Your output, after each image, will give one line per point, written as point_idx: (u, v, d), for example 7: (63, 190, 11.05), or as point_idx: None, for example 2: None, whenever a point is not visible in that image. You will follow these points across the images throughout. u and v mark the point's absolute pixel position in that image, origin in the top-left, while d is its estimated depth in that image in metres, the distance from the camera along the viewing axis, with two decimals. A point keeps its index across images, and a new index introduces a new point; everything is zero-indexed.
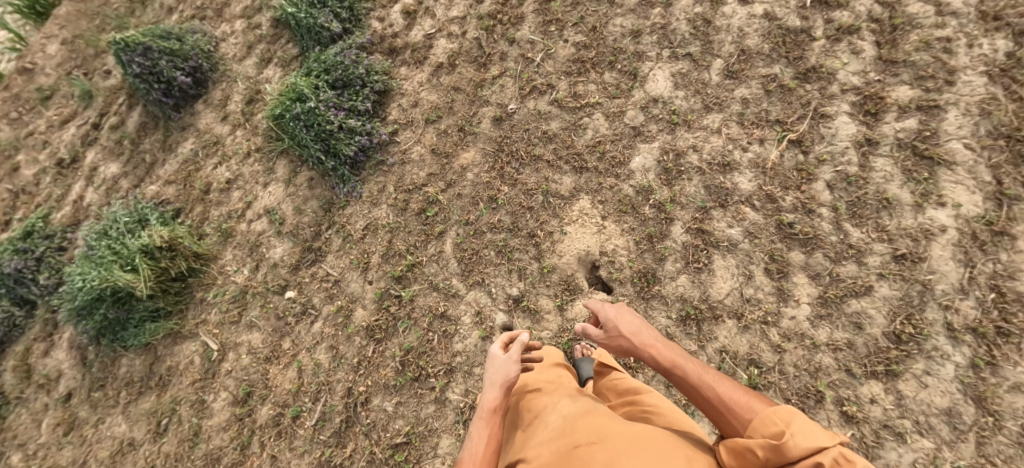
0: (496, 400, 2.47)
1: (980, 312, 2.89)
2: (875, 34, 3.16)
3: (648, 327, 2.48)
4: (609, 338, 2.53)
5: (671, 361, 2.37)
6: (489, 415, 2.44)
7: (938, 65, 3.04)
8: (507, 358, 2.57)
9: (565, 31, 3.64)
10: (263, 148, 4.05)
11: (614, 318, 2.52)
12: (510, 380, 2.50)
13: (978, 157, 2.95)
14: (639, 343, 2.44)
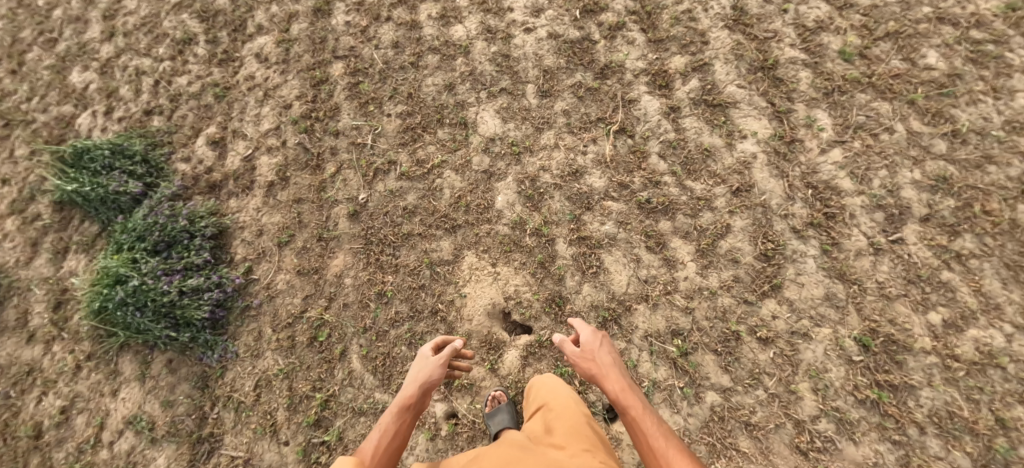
0: (412, 397, 2.79)
1: (809, 208, 3.47)
2: (637, 23, 3.84)
3: (620, 365, 2.82)
4: (581, 356, 2.85)
5: (629, 399, 2.65)
6: (402, 409, 2.75)
7: (692, 33, 3.78)
8: (433, 362, 2.93)
9: (384, 106, 3.84)
10: (96, 352, 3.61)
11: (592, 342, 2.87)
12: (430, 383, 2.84)
13: (750, 91, 3.67)
14: (607, 371, 2.76)
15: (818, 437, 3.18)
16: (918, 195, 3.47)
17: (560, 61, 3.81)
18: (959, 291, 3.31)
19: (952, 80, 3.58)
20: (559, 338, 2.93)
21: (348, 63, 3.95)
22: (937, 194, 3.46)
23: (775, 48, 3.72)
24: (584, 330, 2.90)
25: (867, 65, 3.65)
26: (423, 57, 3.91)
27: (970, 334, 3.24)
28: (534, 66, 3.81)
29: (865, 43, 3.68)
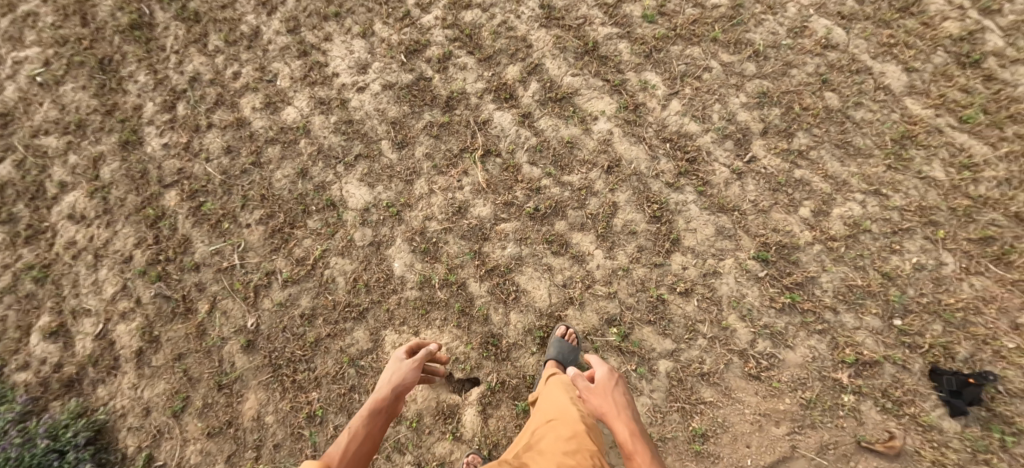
0: (385, 399, 2.87)
1: (674, 161, 3.72)
2: (462, 48, 4.12)
3: (630, 405, 2.90)
4: (592, 390, 2.96)
5: (636, 444, 2.72)
6: (375, 412, 2.82)
7: (515, 42, 4.11)
8: (408, 364, 3.01)
9: (239, 218, 3.59)
10: None
11: (606, 380, 2.97)
12: (405, 384, 2.94)
13: (585, 76, 4.00)
14: (618, 412, 2.83)
15: (762, 357, 3.35)
16: (750, 113, 3.94)
17: (404, 108, 3.87)
18: (814, 182, 3.74)
19: (736, 11, 4.21)
20: (573, 372, 3.05)
21: (181, 187, 3.64)
22: (764, 106, 3.96)
23: (590, 30, 4.16)
24: (600, 367, 3.00)
25: (669, 20, 4.20)
26: (263, 152, 3.71)
27: (835, 214, 3.66)
28: (381, 121, 3.80)
29: (658, 3, 4.22)
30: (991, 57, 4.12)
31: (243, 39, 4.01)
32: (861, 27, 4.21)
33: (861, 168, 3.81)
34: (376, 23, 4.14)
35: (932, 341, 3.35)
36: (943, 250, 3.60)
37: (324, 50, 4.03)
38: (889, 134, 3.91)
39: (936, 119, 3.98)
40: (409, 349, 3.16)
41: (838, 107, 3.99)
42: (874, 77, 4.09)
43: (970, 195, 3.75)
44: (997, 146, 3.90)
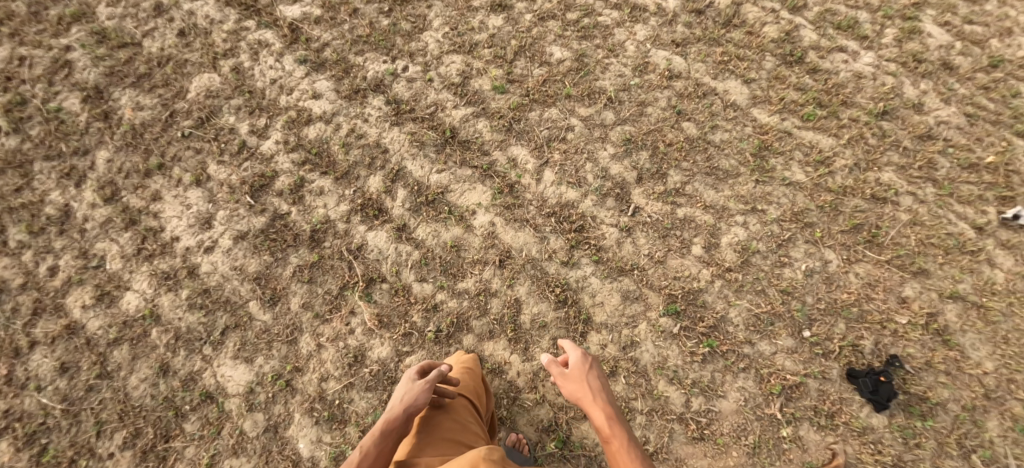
0: (396, 420, 2.67)
1: (563, 234, 3.64)
2: (314, 169, 3.87)
3: (606, 387, 2.92)
4: (566, 377, 2.96)
5: (613, 429, 2.74)
6: (386, 433, 2.65)
7: (369, 149, 3.92)
8: (420, 385, 2.77)
9: (99, 444, 3.33)
10: None
11: (580, 366, 2.95)
12: (417, 406, 2.70)
13: (452, 168, 3.84)
14: (593, 398, 2.84)
15: (699, 415, 3.36)
16: (621, 164, 3.92)
17: (265, 257, 3.59)
18: (697, 217, 3.79)
19: (580, 62, 4.33)
20: (546, 359, 3.01)
21: (13, 433, 3.34)
22: (631, 153, 3.97)
23: (443, 116, 4.07)
24: (573, 351, 2.97)
25: (520, 86, 4.20)
26: (108, 357, 3.46)
27: (725, 243, 3.71)
28: (243, 279, 3.55)
29: (505, 71, 4.26)
30: (811, 51, 4.48)
31: (52, 222, 3.76)
32: (696, 50, 4.41)
33: (733, 189, 3.89)
34: (210, 164, 3.95)
35: (840, 343, 3.48)
36: (824, 249, 3.74)
37: (155, 212, 3.76)
38: (747, 150, 4.02)
39: (783, 123, 4.14)
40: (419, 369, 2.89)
41: (697, 134, 4.06)
42: (719, 96, 4.21)
43: (832, 188, 3.91)
44: (838, 135, 4.13)
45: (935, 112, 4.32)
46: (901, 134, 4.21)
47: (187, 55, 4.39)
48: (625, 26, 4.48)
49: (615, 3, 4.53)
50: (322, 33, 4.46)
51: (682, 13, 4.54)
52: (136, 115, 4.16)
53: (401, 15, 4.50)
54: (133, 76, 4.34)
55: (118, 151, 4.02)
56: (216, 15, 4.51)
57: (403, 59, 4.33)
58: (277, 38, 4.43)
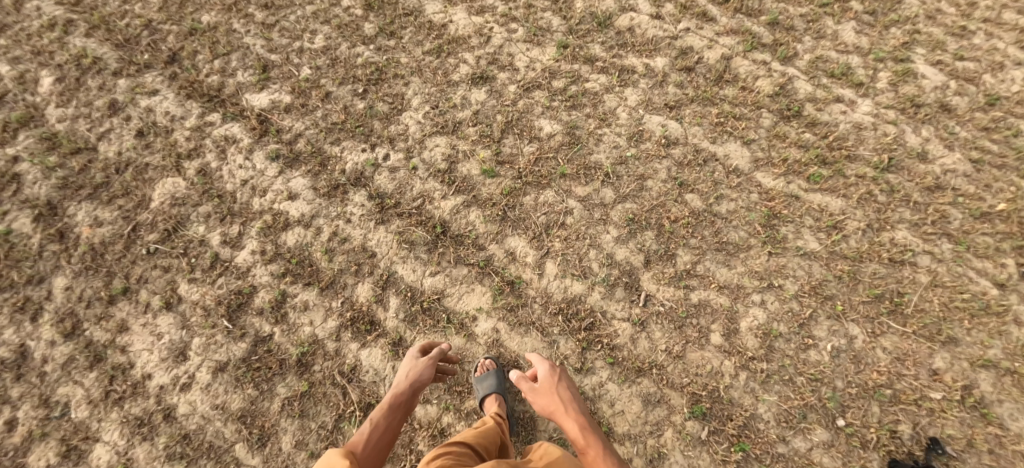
0: (403, 395, 3.05)
1: (572, 336, 3.45)
2: (296, 282, 3.60)
3: (576, 397, 3.08)
4: (536, 391, 3.11)
5: (586, 436, 2.88)
6: (394, 408, 3.02)
7: (353, 254, 3.66)
8: (423, 362, 3.17)
9: None
10: None
11: (549, 378, 3.12)
12: (421, 381, 3.11)
13: (446, 268, 3.60)
14: (565, 409, 3.00)
15: None
16: (626, 248, 3.68)
17: (249, 391, 3.41)
18: (713, 300, 3.55)
19: (571, 134, 4.09)
20: (516, 375, 3.16)
21: None
22: (635, 234, 3.72)
23: (432, 209, 3.80)
24: (541, 366, 3.15)
25: (511, 167, 3.94)
26: None
27: (744, 328, 3.48)
28: (226, 419, 3.37)
29: (493, 151, 4.01)
30: (808, 103, 4.29)
31: (7, 366, 3.52)
32: (691, 112, 4.20)
33: (746, 265, 3.66)
34: (180, 283, 3.67)
35: (878, 430, 3.30)
36: (848, 324, 3.53)
37: (122, 345, 3.52)
38: (756, 220, 3.80)
39: (789, 187, 3.93)
40: (422, 348, 3.29)
41: (702, 207, 3.84)
42: (720, 161, 4.00)
43: (847, 255, 3.70)
44: (848, 196, 3.91)
45: (941, 159, 4.11)
46: (908, 187, 4.00)
47: (148, 159, 4.10)
48: (614, 91, 4.27)
49: (601, 67, 4.37)
50: (292, 124, 4.18)
51: (671, 73, 4.39)
52: (95, 234, 3.85)
53: (377, 96, 4.29)
54: (88, 187, 4.03)
55: (77, 276, 3.72)
56: (177, 112, 4.25)
57: (382, 146, 4.06)
58: (245, 131, 4.15)
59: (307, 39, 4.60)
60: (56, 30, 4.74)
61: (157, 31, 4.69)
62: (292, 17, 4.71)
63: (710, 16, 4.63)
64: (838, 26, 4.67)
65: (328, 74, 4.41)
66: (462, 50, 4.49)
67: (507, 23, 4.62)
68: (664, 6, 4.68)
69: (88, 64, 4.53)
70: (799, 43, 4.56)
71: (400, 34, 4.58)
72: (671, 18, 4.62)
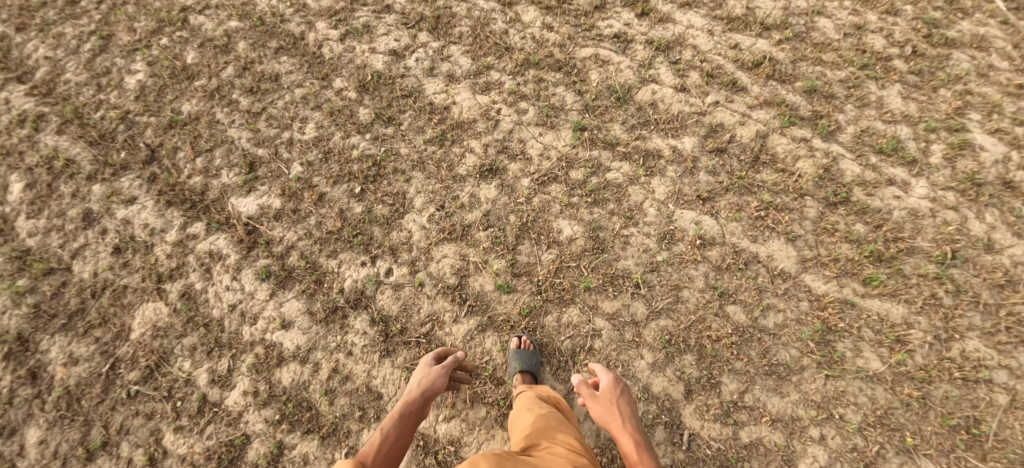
0: (415, 402, 2.93)
1: None
2: (294, 431, 3.30)
3: (631, 411, 2.97)
4: (595, 399, 3.03)
5: (639, 454, 2.75)
6: (405, 415, 2.86)
7: (356, 396, 3.36)
8: (437, 371, 3.11)
9: None
10: None
11: (610, 389, 3.04)
12: (435, 388, 3.02)
13: (461, 410, 3.34)
14: (621, 423, 2.88)
15: None
16: (663, 376, 3.31)
17: None
18: (765, 438, 3.20)
19: (594, 236, 3.66)
20: (578, 380, 3.15)
21: None
22: (673, 358, 3.34)
23: (443, 335, 3.45)
24: (605, 376, 3.11)
25: (529, 279, 3.54)
26: None
27: None
28: None
29: (508, 260, 3.59)
30: (856, 187, 3.84)
31: None
32: (727, 203, 3.77)
33: (801, 391, 3.27)
34: (165, 433, 3.36)
35: None
36: (921, 459, 3.15)
37: None
38: (808, 335, 3.38)
39: (842, 292, 3.50)
40: (431, 359, 3.24)
41: (746, 322, 3.42)
42: (763, 263, 3.57)
43: (915, 376, 3.29)
44: (911, 300, 3.48)
45: (1009, 249, 3.66)
46: (975, 284, 3.55)
47: (125, 280, 3.71)
48: (639, 182, 3.84)
49: (623, 153, 3.94)
50: (283, 234, 3.77)
51: (701, 156, 3.95)
52: (69, 373, 3.50)
53: (376, 197, 3.86)
54: (62, 315, 3.66)
55: (51, 426, 3.40)
56: (157, 223, 3.86)
57: (382, 259, 3.65)
58: (232, 245, 3.75)
59: (297, 129, 4.20)
60: (25, 126, 4.38)
61: (134, 124, 4.33)
62: (280, 103, 4.33)
63: (741, 84, 4.20)
64: (882, 91, 4.22)
65: (321, 171, 3.99)
66: (467, 137, 4.05)
67: (517, 101, 4.20)
68: (688, 76, 4.26)
69: (60, 167, 4.15)
70: (841, 113, 4.12)
71: (399, 119, 4.16)
72: (698, 89, 4.19)
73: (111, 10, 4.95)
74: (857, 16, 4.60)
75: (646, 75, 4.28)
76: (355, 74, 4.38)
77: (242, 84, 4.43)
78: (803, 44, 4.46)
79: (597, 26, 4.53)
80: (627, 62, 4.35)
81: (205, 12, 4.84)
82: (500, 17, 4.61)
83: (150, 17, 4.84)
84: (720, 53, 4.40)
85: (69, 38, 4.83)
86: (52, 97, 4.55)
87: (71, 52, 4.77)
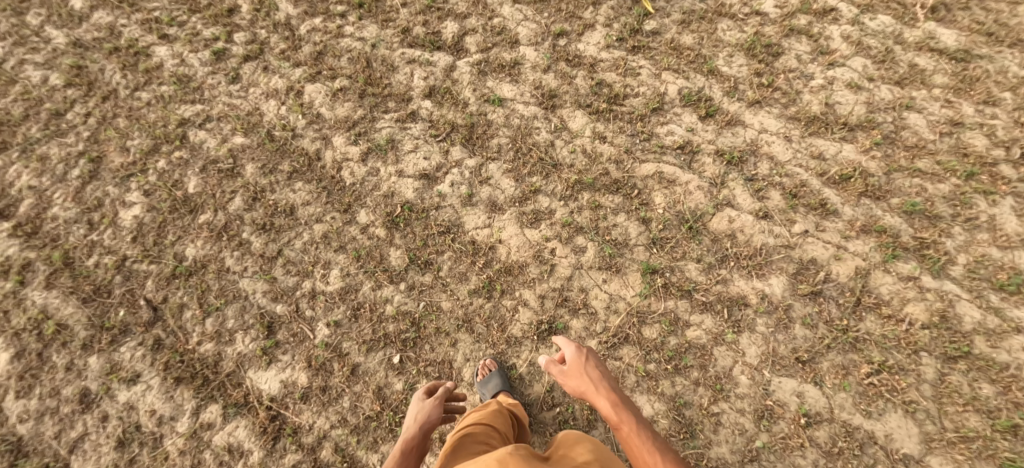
0: (415, 437, 2.80)
1: None
2: None
3: (607, 374, 2.91)
4: (565, 373, 2.97)
5: (619, 414, 2.73)
6: (406, 452, 2.74)
7: None
8: (431, 402, 2.99)
9: None
10: None
11: (577, 358, 2.96)
12: (432, 420, 2.88)
13: None
14: (596, 388, 2.83)
15: None
16: None
17: None
18: None
19: (676, 416, 3.21)
20: (544, 360, 3.03)
21: None
22: None
23: None
24: (567, 347, 3.00)
25: None
26: None
27: None
28: None
29: None
30: (978, 336, 3.31)
31: None
32: (830, 363, 3.27)
33: None
34: None
35: None
36: None
37: None
38: None
39: None
40: (425, 391, 3.14)
41: None
42: (880, 445, 3.15)
43: None
44: None
45: None
46: None
47: None
48: (726, 340, 3.32)
49: (703, 303, 3.40)
50: (312, 421, 3.35)
51: (794, 301, 3.41)
52: None
53: (418, 369, 3.39)
54: None
55: None
56: (166, 409, 3.41)
57: (433, 454, 3.40)
58: (254, 437, 3.33)
59: (319, 277, 3.64)
60: (9, 278, 3.85)
61: (132, 274, 3.79)
62: (297, 243, 3.77)
63: (831, 206, 3.64)
64: (994, 208, 3.65)
65: (351, 335, 3.47)
66: (519, 285, 3.51)
67: (574, 236, 3.64)
68: (769, 198, 3.69)
69: (48, 334, 3.63)
70: (949, 238, 3.57)
71: (438, 263, 3.60)
72: (782, 215, 3.62)
73: (101, 125, 4.43)
74: (951, 108, 4.04)
75: (720, 198, 3.70)
76: (381, 205, 3.81)
77: (252, 219, 3.88)
78: (894, 148, 3.89)
79: (655, 133, 3.96)
80: (696, 180, 3.77)
81: (206, 125, 4.31)
82: (544, 125, 4.04)
83: (145, 133, 4.31)
84: (802, 163, 3.82)
85: (55, 161, 4.32)
86: (38, 237, 4.02)
87: (57, 178, 4.24)
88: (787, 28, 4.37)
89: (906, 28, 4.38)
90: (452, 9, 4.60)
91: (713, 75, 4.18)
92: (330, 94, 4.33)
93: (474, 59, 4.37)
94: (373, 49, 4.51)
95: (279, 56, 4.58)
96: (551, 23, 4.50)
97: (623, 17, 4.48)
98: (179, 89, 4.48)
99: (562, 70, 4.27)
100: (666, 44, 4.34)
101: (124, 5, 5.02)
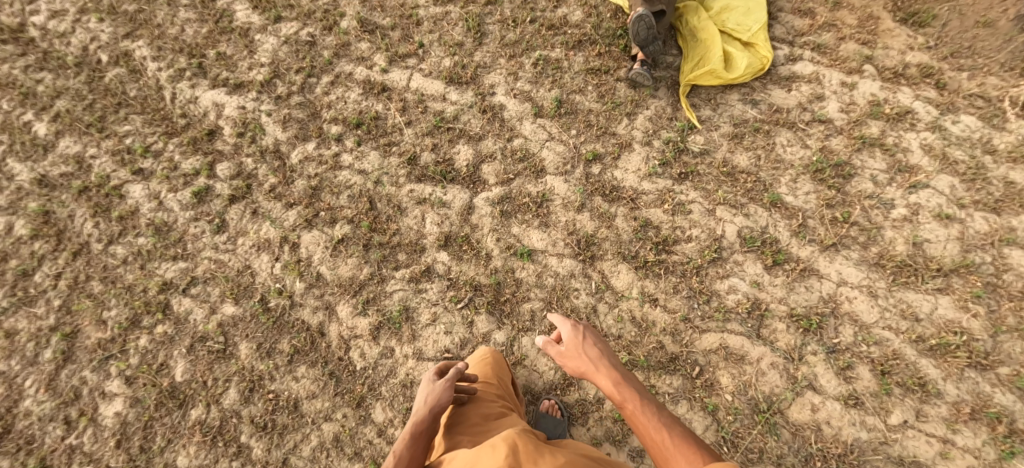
0: (423, 421, 2.59)
1: None
2: None
3: (607, 352, 2.72)
4: (564, 355, 2.77)
5: (622, 391, 2.53)
6: (416, 435, 2.54)
7: None
8: (441, 384, 2.70)
9: None
10: None
11: (573, 339, 2.77)
12: (443, 403, 2.63)
13: None
14: (597, 366, 2.65)
15: None
16: None
17: None
18: None
19: None
20: (541, 341, 2.85)
21: None
22: None
23: None
24: (563, 327, 2.80)
25: None
26: None
27: None
28: None
29: None
30: None
31: None
32: None
33: None
34: None
35: None
36: None
37: None
38: None
39: None
40: (436, 373, 2.85)
41: None
42: None
43: None
44: None
45: None
46: None
47: None
48: None
49: None
50: None
51: None
52: None
53: None
54: None
55: None
56: None
57: None
58: None
59: None
60: None
61: None
62: (304, 449, 3.38)
63: (932, 387, 3.11)
64: None
65: None
66: None
67: (628, 431, 3.23)
68: (857, 377, 3.17)
69: None
70: None
71: None
72: (875, 402, 3.12)
73: (73, 290, 3.88)
74: None
75: (799, 378, 3.18)
76: (398, 398, 3.41)
77: (250, 416, 3.44)
78: (998, 298, 3.29)
79: (715, 290, 3.39)
80: (769, 355, 3.23)
81: (191, 290, 3.76)
82: (584, 284, 3.48)
83: (123, 302, 3.77)
84: (891, 325, 3.26)
85: (24, 339, 3.78)
86: (9, 439, 3.57)
87: (28, 361, 3.73)
88: (857, 141, 3.72)
89: (995, 133, 3.70)
90: (464, 130, 4.00)
91: (776, 208, 3.57)
92: (330, 246, 3.75)
93: (494, 195, 3.77)
94: (376, 185, 3.90)
95: (269, 195, 3.97)
96: (581, 143, 3.88)
97: (664, 131, 3.85)
98: (158, 242, 3.93)
99: (599, 208, 3.66)
100: (718, 167, 3.72)
101: (93, 129, 4.31)
